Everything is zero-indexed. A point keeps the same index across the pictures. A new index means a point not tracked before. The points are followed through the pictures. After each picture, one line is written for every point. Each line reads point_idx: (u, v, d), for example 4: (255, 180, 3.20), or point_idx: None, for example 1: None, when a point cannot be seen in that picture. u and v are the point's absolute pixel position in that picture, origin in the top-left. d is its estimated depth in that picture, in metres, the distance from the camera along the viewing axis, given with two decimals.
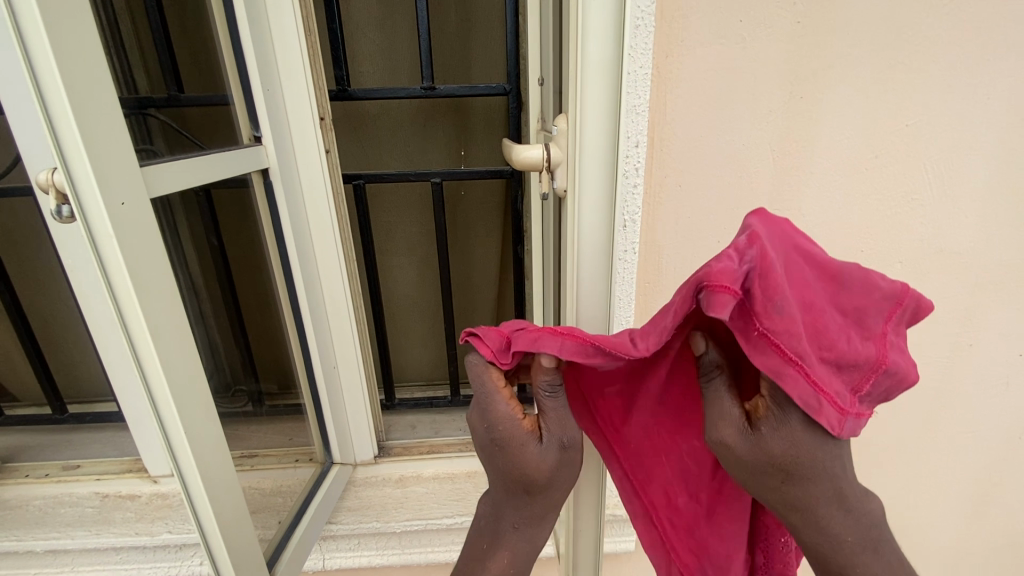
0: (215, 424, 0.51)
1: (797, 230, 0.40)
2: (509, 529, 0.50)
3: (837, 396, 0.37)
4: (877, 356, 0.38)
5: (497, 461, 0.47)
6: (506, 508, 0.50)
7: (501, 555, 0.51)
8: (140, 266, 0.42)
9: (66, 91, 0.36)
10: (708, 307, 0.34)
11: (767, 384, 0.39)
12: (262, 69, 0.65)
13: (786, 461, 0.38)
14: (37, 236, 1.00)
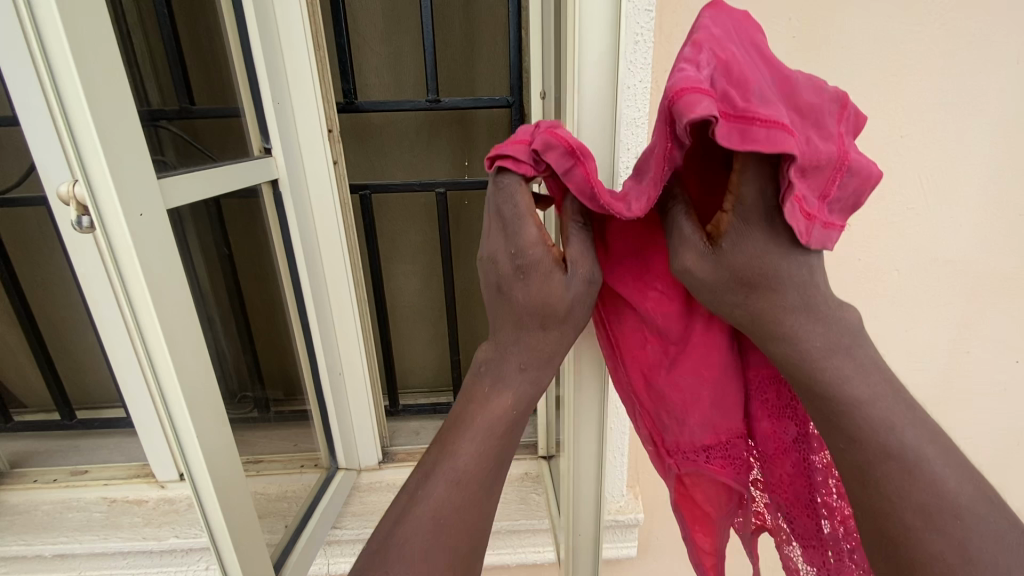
0: (225, 429, 0.52)
1: (753, 29, 0.41)
2: (514, 370, 0.47)
3: (805, 201, 0.39)
4: (839, 154, 0.39)
5: (510, 276, 0.47)
6: (514, 330, 0.48)
7: (505, 395, 0.46)
8: (156, 274, 0.44)
9: (89, 107, 0.38)
10: (683, 110, 0.34)
11: (730, 199, 0.40)
12: (273, 83, 0.67)
13: (770, 273, 0.41)
14: (49, 244, 1.01)
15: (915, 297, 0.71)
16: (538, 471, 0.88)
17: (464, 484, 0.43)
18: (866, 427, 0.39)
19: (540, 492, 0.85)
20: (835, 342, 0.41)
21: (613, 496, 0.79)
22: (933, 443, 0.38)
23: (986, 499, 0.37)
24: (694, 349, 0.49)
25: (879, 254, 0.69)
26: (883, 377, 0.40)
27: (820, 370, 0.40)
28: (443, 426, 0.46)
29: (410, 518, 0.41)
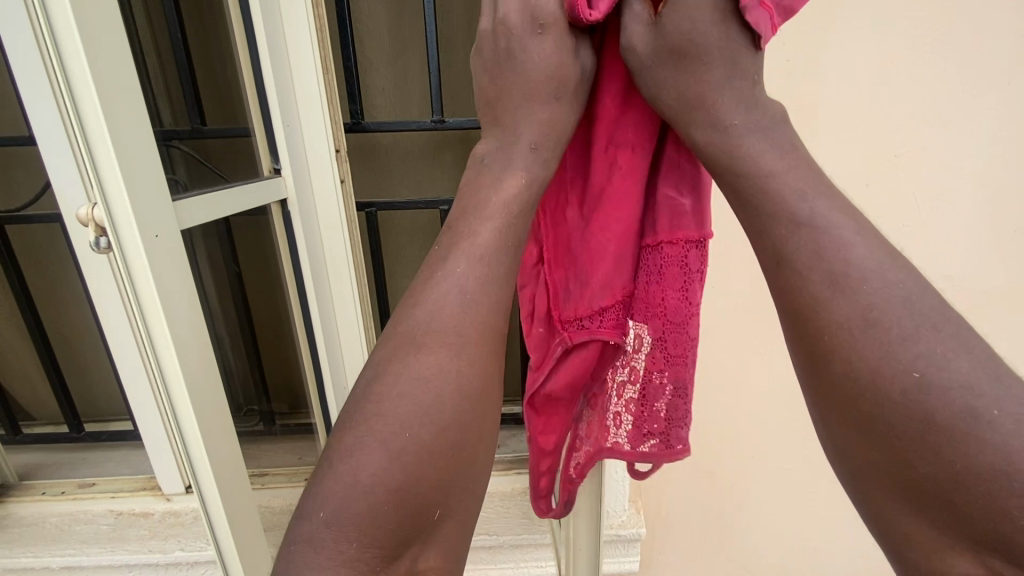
0: (233, 442, 0.53)
1: None
2: (525, 153, 0.46)
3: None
4: None
5: (521, 30, 0.46)
6: (521, 88, 0.47)
7: (517, 175, 0.45)
8: (170, 293, 0.45)
9: (110, 134, 0.39)
10: None
11: None
12: (283, 106, 0.69)
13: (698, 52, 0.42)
14: (62, 259, 1.04)
15: None
16: None
17: (481, 261, 0.42)
18: (780, 205, 0.40)
19: None
20: (755, 123, 0.42)
21: (615, 511, 0.79)
22: (848, 217, 0.39)
23: (916, 282, 0.37)
24: (605, 202, 0.46)
25: None
26: (795, 153, 0.41)
27: (738, 146, 0.42)
28: (450, 212, 0.45)
29: (430, 298, 0.40)
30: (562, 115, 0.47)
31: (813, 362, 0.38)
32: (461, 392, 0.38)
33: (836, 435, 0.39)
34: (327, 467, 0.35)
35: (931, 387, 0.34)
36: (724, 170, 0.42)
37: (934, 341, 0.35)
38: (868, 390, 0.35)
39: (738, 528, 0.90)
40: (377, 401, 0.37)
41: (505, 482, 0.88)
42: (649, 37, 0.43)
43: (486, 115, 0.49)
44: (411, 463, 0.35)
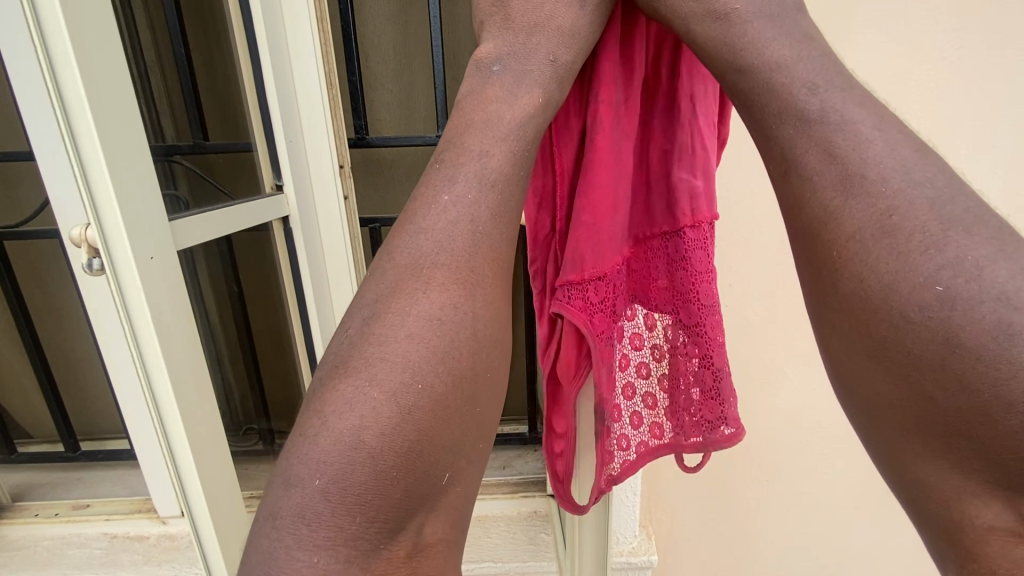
0: (228, 466, 0.51)
1: None
2: (545, 62, 0.38)
3: None
4: None
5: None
6: None
7: (533, 91, 0.37)
8: (165, 315, 0.43)
9: (104, 150, 0.38)
10: None
11: None
12: (286, 122, 0.68)
13: None
14: (61, 276, 1.02)
15: None
16: (547, 509, 0.85)
17: (494, 182, 0.34)
18: (783, 102, 0.33)
19: (549, 531, 0.82)
20: (760, 8, 0.35)
21: (624, 537, 0.76)
22: (867, 112, 0.32)
23: (947, 184, 0.30)
24: (591, 160, 0.41)
25: None
26: (811, 44, 0.34)
27: (741, 36, 0.34)
28: (452, 124, 0.36)
29: (431, 226, 0.33)
30: (579, 21, 0.39)
31: (819, 284, 0.32)
32: (474, 334, 0.32)
33: (841, 370, 0.32)
34: (311, 431, 0.29)
35: (957, 301, 0.27)
36: (724, 66, 0.35)
37: (966, 244, 0.28)
38: (880, 309, 0.29)
39: (753, 554, 0.86)
40: (374, 345, 0.30)
41: (510, 506, 0.85)
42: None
43: (493, 14, 0.40)
44: (421, 422, 0.29)
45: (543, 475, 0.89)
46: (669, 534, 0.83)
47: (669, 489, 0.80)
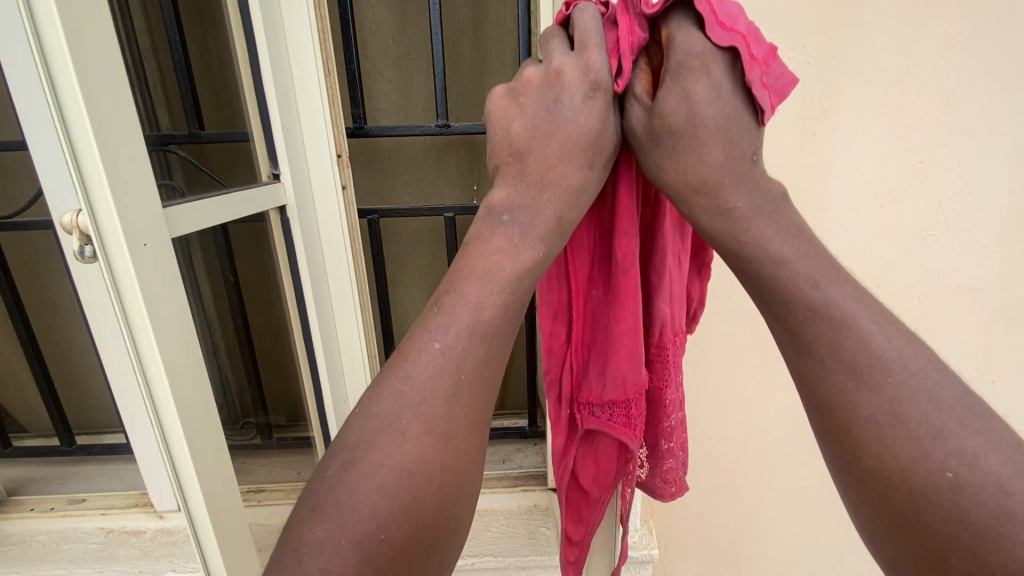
0: (224, 459, 0.50)
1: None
2: (551, 218, 0.43)
3: (753, 47, 0.39)
4: (772, 54, 0.40)
5: (569, 82, 0.42)
6: (560, 143, 0.43)
7: (536, 247, 0.42)
8: (159, 304, 0.42)
9: (96, 137, 0.37)
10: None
11: (674, 45, 0.39)
12: (283, 111, 0.67)
13: (700, 123, 0.40)
14: (56, 267, 1.01)
15: (929, 327, 0.70)
16: (548, 503, 0.84)
17: (483, 335, 0.39)
18: (792, 292, 0.37)
19: (549, 525, 0.81)
20: (758, 206, 0.40)
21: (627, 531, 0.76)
22: (865, 306, 0.36)
23: (938, 370, 0.34)
24: (625, 292, 0.44)
25: (900, 281, 0.68)
26: (801, 237, 0.39)
27: (744, 231, 0.40)
28: (451, 272, 0.41)
29: (420, 374, 0.37)
30: (587, 182, 0.43)
31: (840, 453, 0.35)
32: (444, 479, 0.35)
33: (864, 523, 0.35)
34: (287, 564, 0.31)
35: (966, 485, 0.31)
36: (731, 251, 0.40)
37: (963, 435, 0.32)
38: (901, 486, 0.32)
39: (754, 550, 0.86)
40: (344, 495, 0.33)
41: (512, 499, 0.85)
42: (647, 118, 0.42)
43: (510, 163, 0.44)
44: (386, 557, 0.32)
45: (543, 469, 0.89)
46: (670, 526, 0.83)
47: None
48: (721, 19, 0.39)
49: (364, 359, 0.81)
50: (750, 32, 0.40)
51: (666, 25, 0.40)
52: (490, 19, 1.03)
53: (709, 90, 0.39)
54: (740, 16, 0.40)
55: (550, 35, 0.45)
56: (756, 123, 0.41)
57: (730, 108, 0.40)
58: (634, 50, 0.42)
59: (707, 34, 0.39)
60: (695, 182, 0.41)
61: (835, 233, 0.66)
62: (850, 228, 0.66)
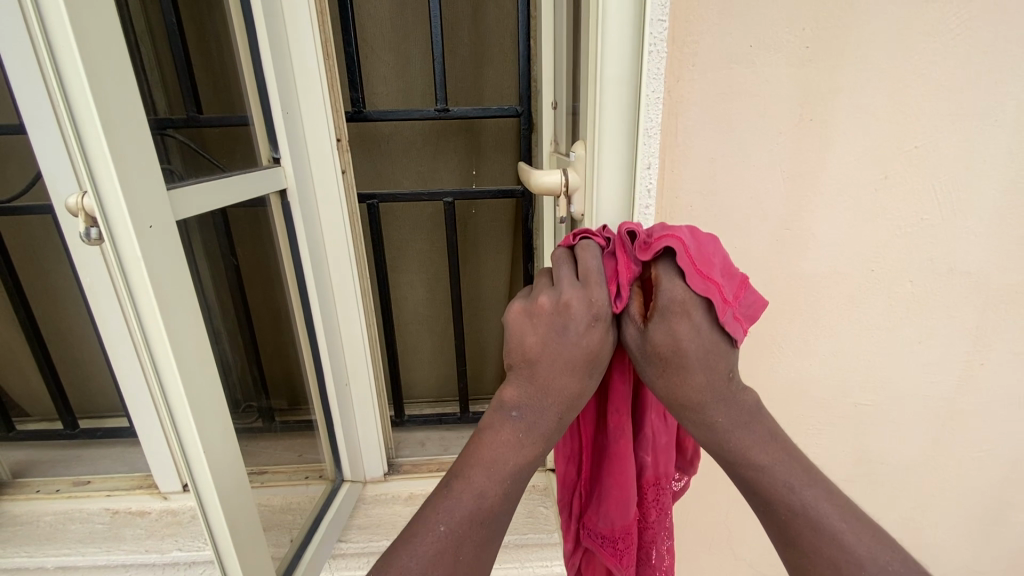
0: (231, 440, 0.51)
1: (709, 242, 0.45)
2: (553, 418, 0.47)
3: (725, 290, 0.43)
4: (740, 292, 0.45)
5: (575, 312, 0.44)
6: (563, 360, 0.45)
7: (537, 443, 0.46)
8: (164, 284, 0.43)
9: (98, 113, 0.37)
10: (663, 241, 0.43)
11: (665, 288, 0.43)
12: (283, 94, 0.67)
13: (684, 355, 0.43)
14: (55, 252, 1.01)
15: (922, 310, 0.71)
16: (546, 483, 0.88)
17: (482, 521, 0.44)
18: (772, 496, 0.43)
19: (548, 504, 0.84)
20: (736, 419, 0.45)
21: None
22: (835, 505, 0.43)
23: (893, 551, 0.41)
24: (616, 453, 0.52)
25: (893, 264, 0.69)
26: (777, 444, 0.45)
27: (723, 442, 0.45)
28: (462, 458, 0.46)
29: (423, 552, 0.41)
30: (589, 385, 0.47)
31: None
32: None
33: None
34: None
35: None
36: (722, 455, 0.45)
37: None
38: None
39: (749, 533, 0.86)
40: None
41: None
42: (640, 339, 0.45)
43: (520, 367, 0.47)
44: None
45: None
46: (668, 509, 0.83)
47: None
48: (699, 268, 0.43)
49: (364, 341, 0.82)
50: (722, 274, 0.44)
51: (653, 269, 0.44)
52: (488, 1, 1.03)
53: (691, 330, 0.43)
54: (715, 257, 0.45)
55: (559, 258, 0.48)
56: (732, 347, 0.44)
57: (711, 345, 0.43)
58: (630, 280, 0.46)
59: (686, 281, 0.42)
60: (681, 398, 0.45)
61: (831, 218, 0.67)
62: (845, 213, 0.67)
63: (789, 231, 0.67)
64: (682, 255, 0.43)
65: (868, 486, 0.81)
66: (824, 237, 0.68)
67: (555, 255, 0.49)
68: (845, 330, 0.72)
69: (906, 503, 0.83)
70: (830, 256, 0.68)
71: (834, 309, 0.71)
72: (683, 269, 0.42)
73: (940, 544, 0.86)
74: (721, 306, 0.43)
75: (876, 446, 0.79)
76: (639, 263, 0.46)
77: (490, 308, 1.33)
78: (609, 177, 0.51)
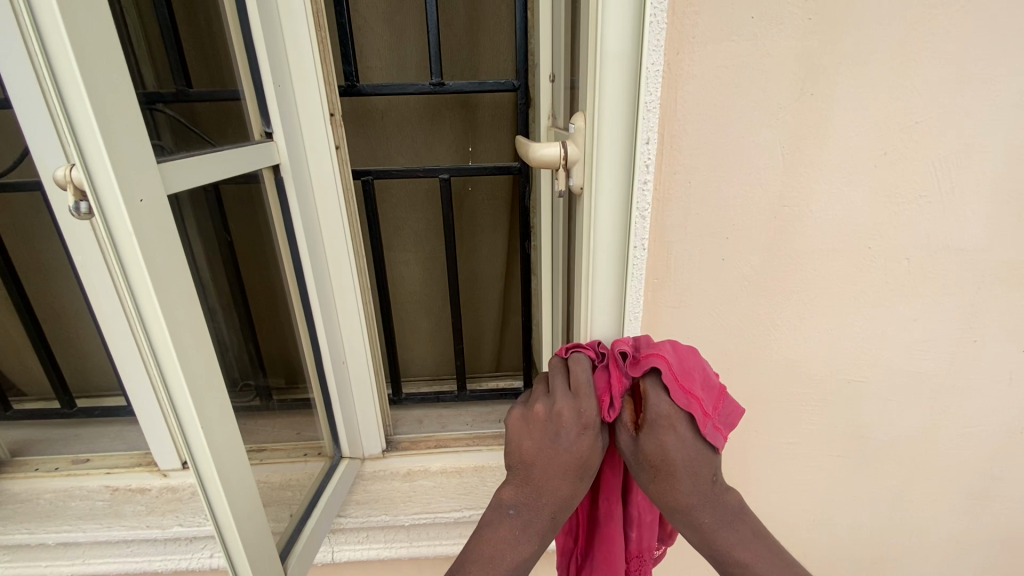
0: (230, 418, 0.51)
1: (691, 358, 0.52)
2: (547, 516, 0.52)
3: (705, 403, 0.50)
4: (719, 402, 0.52)
5: (566, 422, 0.50)
6: (557, 464, 0.50)
7: (533, 540, 0.52)
8: (157, 257, 0.42)
9: (84, 81, 0.36)
10: (650, 363, 0.50)
11: (653, 404, 0.49)
12: (274, 65, 0.65)
13: (671, 464, 0.49)
14: (46, 229, 1.00)
15: (918, 287, 0.71)
16: None
17: None
18: None
19: None
20: (721, 518, 0.51)
21: None
22: None
23: None
24: (607, 533, 0.59)
25: (890, 241, 0.69)
26: (757, 540, 0.52)
27: (709, 538, 0.51)
28: (468, 552, 0.52)
29: None
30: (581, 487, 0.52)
31: None
32: None
33: None
34: None
35: None
36: (712, 551, 0.52)
37: None
38: None
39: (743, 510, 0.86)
40: None
41: None
42: (632, 446, 0.51)
43: (518, 470, 0.52)
44: None
45: None
46: None
47: None
48: (682, 386, 0.49)
49: (361, 323, 0.82)
50: (703, 389, 0.51)
51: (642, 384, 0.50)
52: None
53: (677, 441, 0.49)
54: (696, 372, 0.52)
55: (556, 367, 0.55)
56: (714, 453, 0.50)
57: (697, 453, 0.49)
58: (621, 391, 0.51)
59: (671, 399, 0.49)
60: (671, 501, 0.51)
61: (830, 194, 0.66)
62: (845, 189, 0.66)
63: (787, 207, 0.66)
64: (666, 373, 0.49)
65: (861, 461, 0.82)
66: (823, 212, 0.67)
67: (551, 364, 0.55)
68: (841, 306, 0.72)
69: (897, 478, 0.84)
70: (828, 233, 0.68)
71: (830, 286, 0.71)
72: (668, 386, 0.49)
73: (929, 518, 0.88)
74: (702, 419, 0.49)
75: (869, 423, 0.80)
76: (630, 377, 0.52)
77: (487, 287, 1.33)
78: (609, 148, 0.50)
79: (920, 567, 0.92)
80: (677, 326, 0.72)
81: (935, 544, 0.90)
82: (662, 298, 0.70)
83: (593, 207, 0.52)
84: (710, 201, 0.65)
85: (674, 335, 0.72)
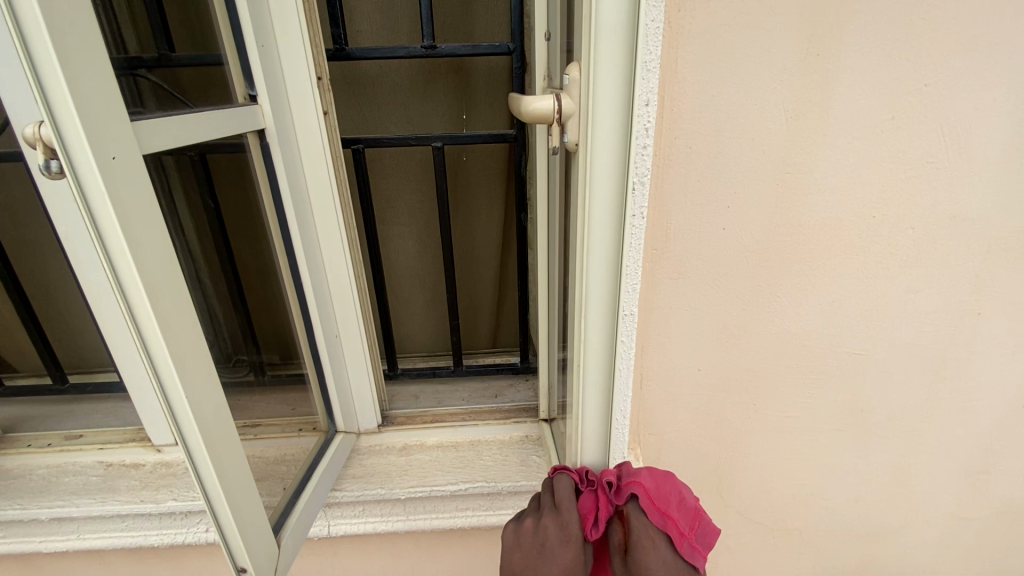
0: (216, 389, 0.50)
1: (670, 480, 0.60)
2: None
3: (681, 523, 0.56)
4: (697, 518, 0.57)
5: (551, 536, 0.55)
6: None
7: None
8: (132, 218, 0.40)
9: (46, 27, 0.34)
10: (631, 488, 0.58)
11: (633, 523, 0.56)
12: (256, 22, 0.62)
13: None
14: (31, 203, 0.98)
15: (922, 256, 0.70)
16: (538, 434, 0.87)
17: None
18: None
19: (540, 453, 0.84)
20: None
21: None
22: None
23: None
24: None
25: (894, 209, 0.67)
26: None
27: None
28: None
29: None
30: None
31: None
32: None
33: None
34: None
35: None
36: None
37: None
38: None
39: (739, 484, 0.85)
40: None
41: (503, 431, 0.88)
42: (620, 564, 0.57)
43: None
44: None
45: (532, 403, 0.94)
46: (657, 456, 0.81)
47: (660, 413, 0.78)
48: (659, 508, 0.57)
49: (355, 298, 0.80)
50: (680, 511, 0.57)
51: (624, 507, 0.58)
52: None
53: (659, 560, 0.54)
54: (673, 493, 0.58)
55: (546, 488, 0.63)
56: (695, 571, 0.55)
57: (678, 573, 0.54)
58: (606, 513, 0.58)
59: (649, 520, 0.56)
60: None
61: (834, 160, 0.64)
62: (849, 156, 0.64)
63: (790, 174, 0.65)
64: (643, 498, 0.57)
65: (859, 435, 0.82)
66: (826, 178, 0.65)
67: (542, 485, 0.64)
68: (843, 277, 0.71)
69: (896, 451, 0.83)
70: (831, 202, 0.67)
71: (833, 255, 0.70)
72: (645, 507, 0.57)
73: (927, 492, 0.87)
74: (679, 539, 0.55)
75: (868, 396, 0.79)
76: (614, 503, 0.59)
77: (483, 262, 1.31)
78: (606, 102, 0.48)
79: (914, 540, 0.92)
80: (675, 298, 0.70)
81: (932, 517, 0.90)
82: (661, 270, 0.69)
83: (590, 166, 0.50)
84: (710, 168, 0.63)
85: (673, 307, 0.71)
